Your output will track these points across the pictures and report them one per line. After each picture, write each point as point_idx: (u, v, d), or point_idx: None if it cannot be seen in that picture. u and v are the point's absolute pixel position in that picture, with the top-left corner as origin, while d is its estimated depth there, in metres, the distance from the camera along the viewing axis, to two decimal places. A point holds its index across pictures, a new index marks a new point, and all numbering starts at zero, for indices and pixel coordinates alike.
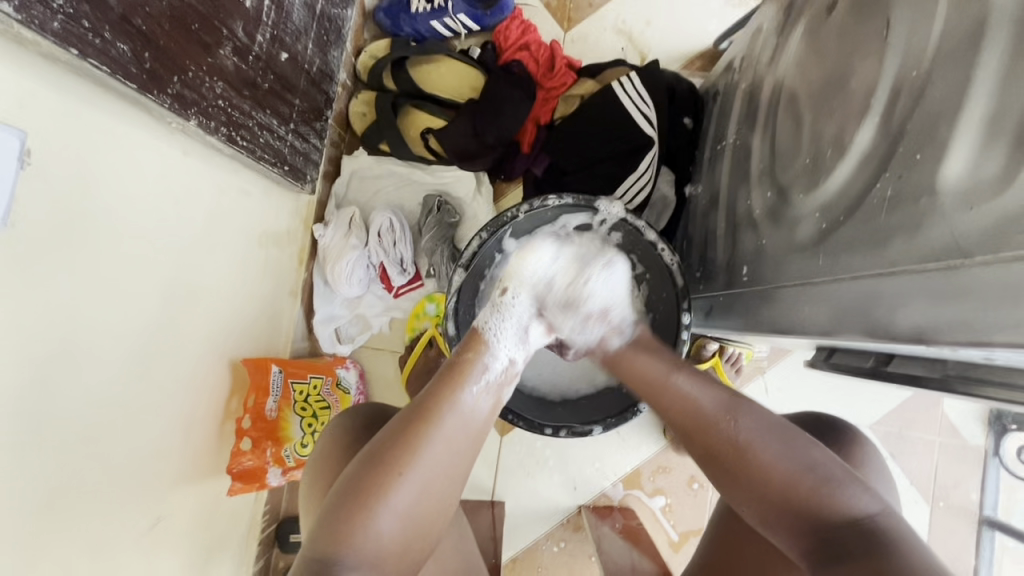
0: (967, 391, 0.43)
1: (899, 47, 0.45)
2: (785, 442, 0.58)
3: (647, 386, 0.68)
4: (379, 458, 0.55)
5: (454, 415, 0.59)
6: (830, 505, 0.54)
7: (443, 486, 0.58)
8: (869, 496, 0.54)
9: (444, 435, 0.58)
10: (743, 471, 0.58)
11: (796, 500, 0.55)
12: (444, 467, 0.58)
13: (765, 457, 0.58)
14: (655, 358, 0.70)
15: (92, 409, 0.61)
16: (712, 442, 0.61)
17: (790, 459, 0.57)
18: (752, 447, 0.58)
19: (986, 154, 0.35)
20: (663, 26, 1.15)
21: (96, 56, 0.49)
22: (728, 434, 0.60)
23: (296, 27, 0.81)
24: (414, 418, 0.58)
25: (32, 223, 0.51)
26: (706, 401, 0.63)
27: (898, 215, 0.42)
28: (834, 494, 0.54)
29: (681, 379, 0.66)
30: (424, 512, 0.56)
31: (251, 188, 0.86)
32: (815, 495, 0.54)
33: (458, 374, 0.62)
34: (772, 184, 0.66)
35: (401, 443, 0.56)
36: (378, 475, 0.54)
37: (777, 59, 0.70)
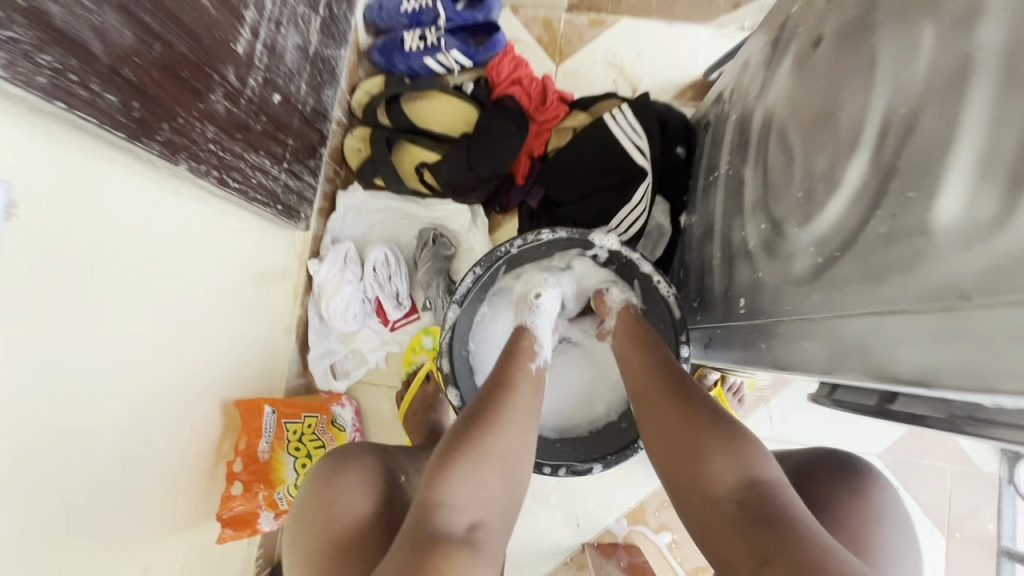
0: (979, 433, 0.41)
1: (887, 83, 0.45)
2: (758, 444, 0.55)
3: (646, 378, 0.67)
4: (471, 416, 0.60)
5: (524, 396, 0.65)
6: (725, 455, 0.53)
7: (522, 456, 0.60)
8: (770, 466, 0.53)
9: (520, 411, 0.62)
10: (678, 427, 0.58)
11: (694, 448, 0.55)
12: (523, 439, 0.61)
13: (729, 439, 0.55)
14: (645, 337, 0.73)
15: (73, 461, 0.59)
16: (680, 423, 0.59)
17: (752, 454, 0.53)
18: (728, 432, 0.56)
19: (981, 194, 0.34)
20: (653, 58, 1.16)
21: (84, 108, 0.48)
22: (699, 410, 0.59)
23: (289, 68, 0.82)
24: (496, 394, 0.63)
25: (19, 275, 0.50)
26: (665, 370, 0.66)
27: (895, 254, 0.41)
28: (739, 448, 0.54)
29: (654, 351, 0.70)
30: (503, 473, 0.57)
31: (245, 227, 0.86)
32: (706, 447, 0.55)
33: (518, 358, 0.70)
34: (766, 216, 0.65)
35: (488, 407, 0.61)
36: (475, 428, 0.58)
37: (767, 91, 0.71)
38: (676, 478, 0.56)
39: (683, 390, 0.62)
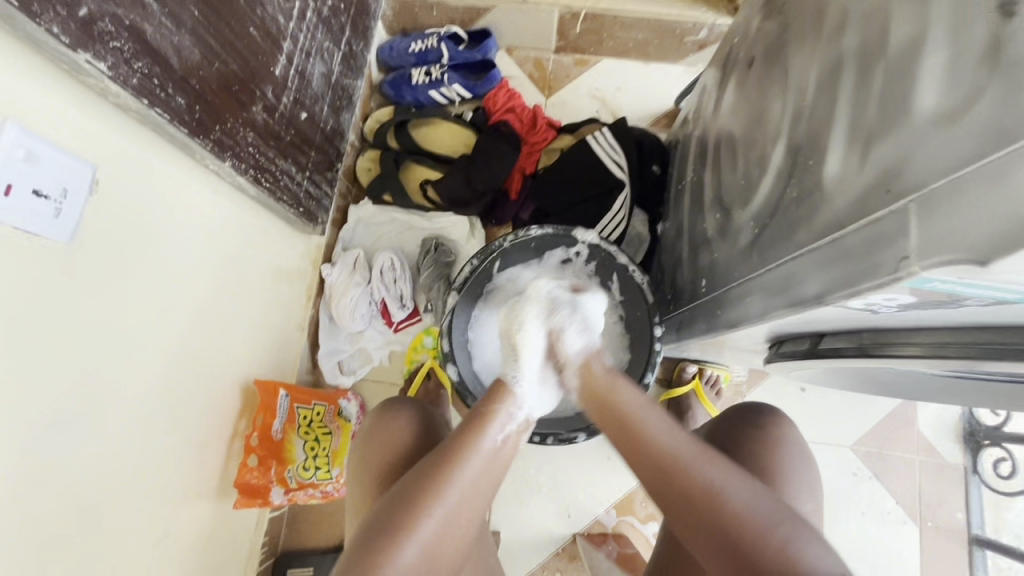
0: (879, 353, 0.52)
1: (794, 85, 0.58)
2: (697, 450, 0.62)
3: (598, 401, 0.71)
4: (406, 496, 0.60)
5: (477, 458, 0.64)
6: (681, 477, 0.61)
7: (471, 516, 0.64)
8: (715, 470, 0.60)
9: (465, 476, 0.63)
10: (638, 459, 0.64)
11: (658, 473, 0.62)
12: (471, 500, 0.63)
13: (687, 468, 0.61)
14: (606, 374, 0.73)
15: (114, 411, 0.68)
16: (635, 447, 0.65)
17: (706, 469, 0.60)
18: (677, 458, 0.62)
19: (848, 152, 0.46)
20: (632, 91, 1.32)
21: (160, 105, 0.62)
22: (649, 447, 0.64)
23: (315, 92, 0.96)
24: (436, 462, 0.63)
25: (89, 240, 0.61)
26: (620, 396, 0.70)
27: (800, 210, 0.52)
28: (682, 467, 0.61)
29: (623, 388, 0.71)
30: (450, 543, 0.61)
31: (269, 229, 0.98)
32: (666, 472, 0.62)
33: (480, 420, 0.68)
34: (719, 206, 0.77)
35: (430, 480, 0.61)
36: (411, 498, 0.60)
37: (718, 107, 0.84)
38: (651, 498, 0.63)
39: (627, 424, 0.68)
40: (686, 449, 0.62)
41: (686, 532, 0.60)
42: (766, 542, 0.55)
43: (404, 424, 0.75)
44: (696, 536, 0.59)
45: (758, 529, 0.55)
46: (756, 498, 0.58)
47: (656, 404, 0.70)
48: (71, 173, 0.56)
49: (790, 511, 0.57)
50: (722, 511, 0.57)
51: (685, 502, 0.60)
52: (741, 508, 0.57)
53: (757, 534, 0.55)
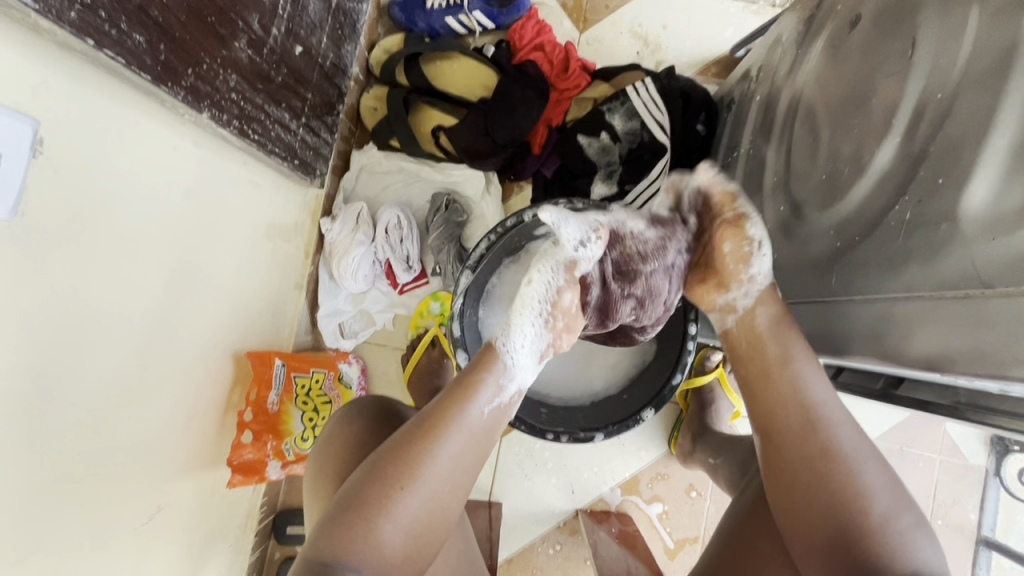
0: (975, 419, 0.43)
1: (924, 65, 0.45)
2: (845, 421, 0.56)
3: (751, 337, 0.62)
4: (380, 471, 0.54)
5: (459, 429, 0.58)
6: (841, 480, 0.53)
7: (460, 486, 0.58)
8: (875, 474, 0.53)
9: (450, 446, 0.57)
10: (798, 392, 0.58)
11: (818, 458, 0.54)
12: (454, 478, 0.57)
13: (817, 431, 0.56)
14: (796, 342, 0.60)
15: (95, 398, 0.61)
16: (783, 400, 0.58)
17: (838, 443, 0.55)
18: (812, 419, 0.56)
19: (1011, 183, 0.35)
20: (680, 30, 1.14)
21: (112, 46, 0.50)
22: (794, 407, 0.57)
23: (311, 20, 0.83)
24: (425, 427, 0.57)
25: (40, 213, 0.50)
26: (788, 341, 0.60)
27: (916, 240, 0.42)
28: (848, 468, 0.53)
29: (795, 354, 0.59)
30: (436, 517, 0.56)
31: (260, 180, 0.86)
32: (829, 462, 0.54)
33: (466, 391, 0.61)
34: (786, 197, 0.65)
35: (409, 451, 0.55)
36: (383, 476, 0.54)
37: (796, 71, 0.69)
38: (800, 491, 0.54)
39: (768, 372, 0.60)
40: (833, 417, 0.56)
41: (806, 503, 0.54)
42: (881, 527, 0.50)
43: (356, 427, 0.66)
44: (795, 504, 0.54)
45: (882, 515, 0.51)
46: (895, 487, 0.53)
47: (817, 359, 0.61)
48: (6, 133, 0.45)
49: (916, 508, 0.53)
50: (851, 487, 0.52)
51: (799, 476, 0.55)
52: (868, 491, 0.52)
53: (881, 515, 0.51)
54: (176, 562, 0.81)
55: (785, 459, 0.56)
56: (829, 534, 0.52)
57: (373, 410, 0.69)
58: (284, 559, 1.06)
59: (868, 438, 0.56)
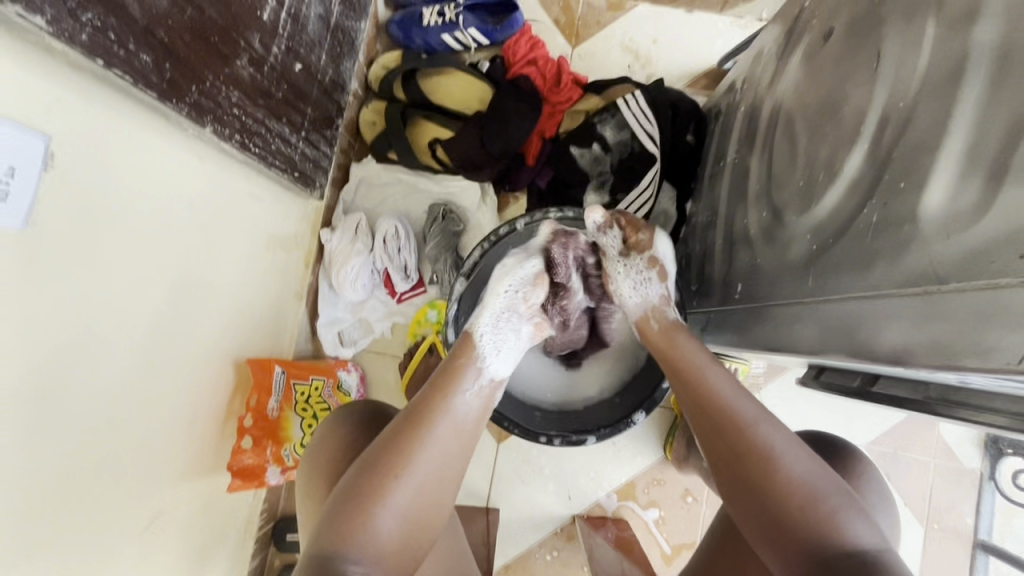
0: (947, 414, 0.44)
1: (888, 76, 0.47)
2: (760, 415, 0.60)
3: (658, 350, 0.69)
4: (373, 464, 0.56)
5: (447, 418, 0.60)
6: (770, 472, 0.56)
7: (451, 478, 0.60)
8: (799, 463, 0.56)
9: (440, 435, 0.59)
10: (710, 395, 0.63)
11: (743, 458, 0.58)
12: (445, 466, 0.59)
13: (742, 429, 0.59)
14: (693, 350, 0.67)
15: (100, 402, 0.63)
16: (700, 404, 0.63)
17: (768, 436, 0.58)
18: (738, 419, 0.60)
19: (965, 185, 0.37)
20: (670, 44, 1.17)
21: (121, 65, 0.53)
22: (716, 409, 0.61)
23: (311, 38, 0.87)
24: (415, 419, 0.59)
25: (51, 223, 0.53)
26: (683, 355, 0.67)
27: (882, 241, 0.44)
28: (773, 462, 0.56)
29: (692, 349, 0.67)
30: (430, 506, 0.58)
31: (261, 192, 0.89)
32: (754, 463, 0.57)
33: (450, 380, 0.63)
34: (768, 203, 0.67)
35: (401, 444, 0.57)
36: (376, 471, 0.55)
37: (777, 82, 0.72)
38: (733, 488, 0.58)
39: (688, 378, 0.66)
40: (750, 414, 0.60)
41: (740, 500, 0.58)
42: (816, 514, 0.53)
43: (345, 430, 0.68)
44: (739, 494, 0.58)
45: (804, 501, 0.54)
46: (817, 473, 0.56)
47: (718, 362, 0.66)
48: (20, 148, 0.47)
49: (848, 495, 0.54)
50: (771, 480, 0.55)
51: (736, 474, 0.58)
52: (797, 480, 0.55)
53: (805, 504, 0.53)
54: (175, 567, 0.82)
55: (722, 464, 0.60)
56: (767, 517, 0.55)
57: (360, 412, 0.71)
58: (283, 567, 1.07)
59: (787, 426, 0.59)
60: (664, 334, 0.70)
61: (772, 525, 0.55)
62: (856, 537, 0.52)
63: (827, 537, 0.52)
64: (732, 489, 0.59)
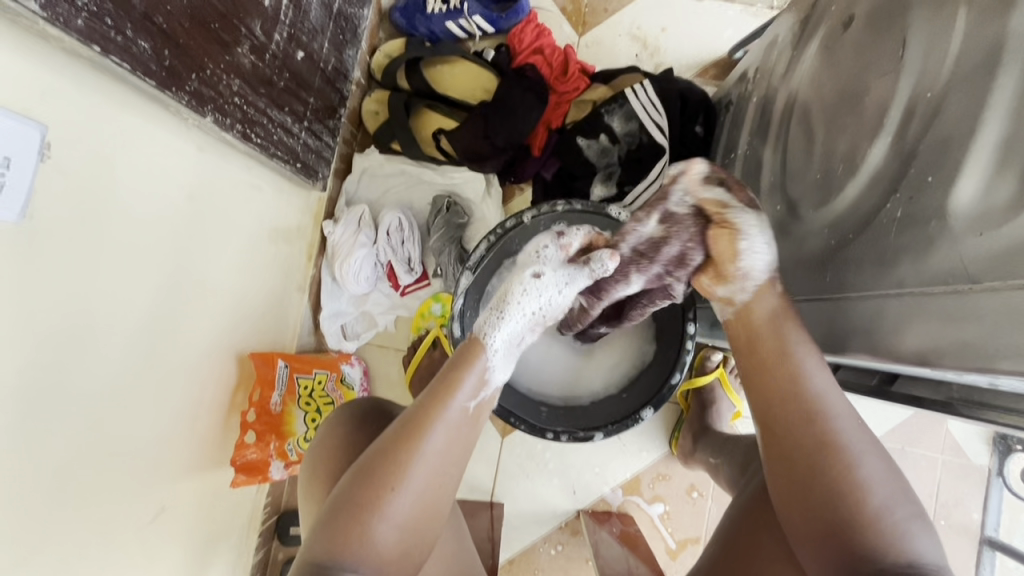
0: (967, 415, 0.43)
1: (914, 65, 0.45)
2: (846, 416, 0.53)
3: (740, 329, 0.59)
4: (367, 474, 0.54)
5: (442, 427, 0.58)
6: (839, 474, 0.50)
7: (449, 484, 0.58)
8: (876, 470, 0.50)
9: (436, 442, 0.57)
10: (789, 384, 0.54)
11: (811, 450, 0.52)
12: (442, 473, 0.57)
13: (814, 423, 0.52)
14: (792, 332, 0.56)
15: (102, 398, 0.62)
16: (775, 392, 0.55)
17: (849, 439, 0.51)
18: (812, 407, 0.53)
19: (999, 180, 0.36)
20: (679, 32, 1.15)
21: (118, 52, 0.52)
22: (801, 397, 0.54)
23: (313, 25, 0.85)
24: (409, 427, 0.57)
25: (47, 215, 0.51)
26: (776, 330, 0.56)
27: (907, 237, 0.42)
28: (844, 466, 0.50)
29: (788, 329, 0.56)
30: (428, 513, 0.56)
31: (263, 183, 0.87)
32: (824, 459, 0.51)
33: (447, 387, 0.60)
34: (782, 197, 0.65)
35: (395, 453, 0.55)
36: (369, 481, 0.54)
37: (792, 72, 0.70)
38: (792, 484, 0.52)
39: (767, 358, 0.56)
40: (839, 409, 0.53)
41: (794, 495, 0.52)
42: (877, 522, 0.48)
43: (345, 429, 0.67)
44: (794, 490, 0.52)
45: (874, 510, 0.49)
46: (893, 485, 0.50)
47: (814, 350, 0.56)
48: (14, 137, 0.46)
49: (918, 509, 0.50)
50: (839, 484, 0.50)
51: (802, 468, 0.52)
52: (870, 486, 0.50)
53: (874, 515, 0.49)
54: (179, 562, 0.82)
55: (784, 456, 0.53)
56: (820, 519, 0.50)
57: (361, 411, 0.70)
58: (287, 560, 1.06)
59: (869, 428, 0.53)
60: (747, 319, 0.59)
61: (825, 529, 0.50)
62: (919, 553, 0.47)
63: (884, 549, 0.47)
64: (791, 486, 0.53)
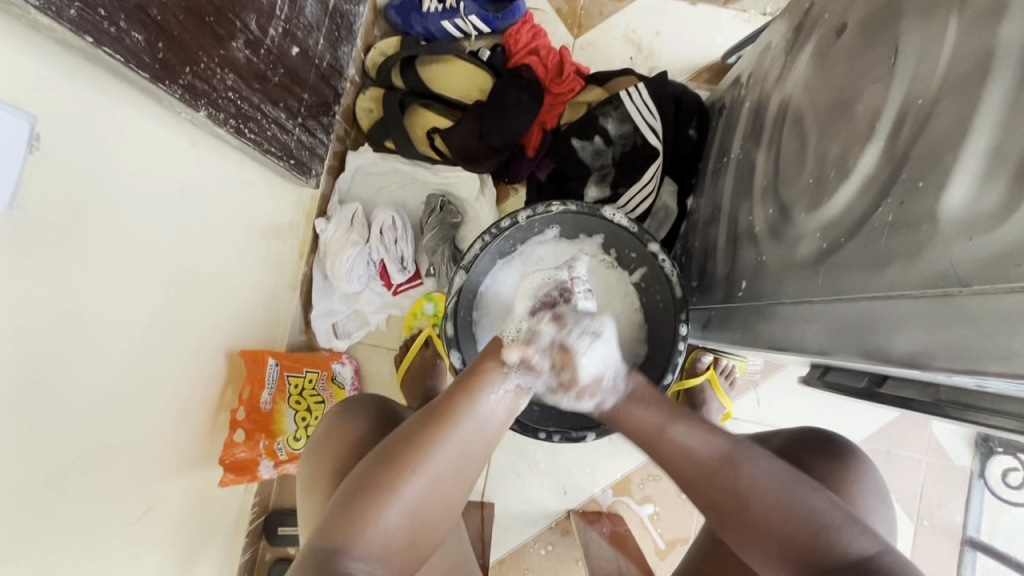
0: (958, 416, 0.44)
1: (906, 72, 0.46)
2: (729, 452, 0.59)
3: (633, 420, 0.64)
4: (385, 460, 0.55)
5: (469, 419, 0.58)
6: (752, 510, 0.55)
7: (465, 479, 0.58)
8: (773, 497, 0.55)
9: (462, 435, 0.57)
10: (679, 453, 0.61)
11: (722, 504, 0.57)
12: (463, 468, 0.57)
13: (717, 476, 0.58)
14: (651, 410, 0.63)
15: (88, 395, 0.61)
16: (671, 465, 0.61)
17: (738, 474, 0.57)
18: (708, 468, 0.59)
19: (988, 186, 0.36)
20: (673, 36, 1.16)
21: (111, 44, 0.51)
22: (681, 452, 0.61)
23: (309, 21, 0.84)
24: (434, 416, 0.57)
25: (35, 208, 0.50)
26: (642, 410, 0.64)
27: (899, 241, 0.43)
28: (755, 512, 0.55)
29: (646, 408, 0.63)
30: (441, 507, 0.57)
31: (255, 180, 0.86)
32: (738, 500, 0.56)
33: (475, 380, 0.60)
34: (775, 201, 0.66)
35: (417, 443, 0.55)
36: (388, 468, 0.54)
37: (785, 77, 0.71)
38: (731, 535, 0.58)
39: (650, 433, 0.63)
40: (714, 450, 0.59)
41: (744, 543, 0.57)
42: (799, 537, 0.53)
43: (358, 426, 0.66)
44: (733, 531, 0.57)
45: (796, 526, 0.53)
46: (800, 489, 0.55)
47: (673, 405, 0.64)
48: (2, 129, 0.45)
49: (844, 508, 0.54)
50: (754, 517, 0.55)
51: (719, 516, 0.58)
52: (772, 506, 0.55)
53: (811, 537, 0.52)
54: (165, 563, 0.80)
55: (714, 514, 0.58)
56: (764, 539, 0.55)
57: (377, 407, 0.70)
58: (275, 561, 1.05)
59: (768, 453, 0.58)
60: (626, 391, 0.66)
61: (773, 549, 0.54)
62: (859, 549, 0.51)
63: (826, 556, 0.51)
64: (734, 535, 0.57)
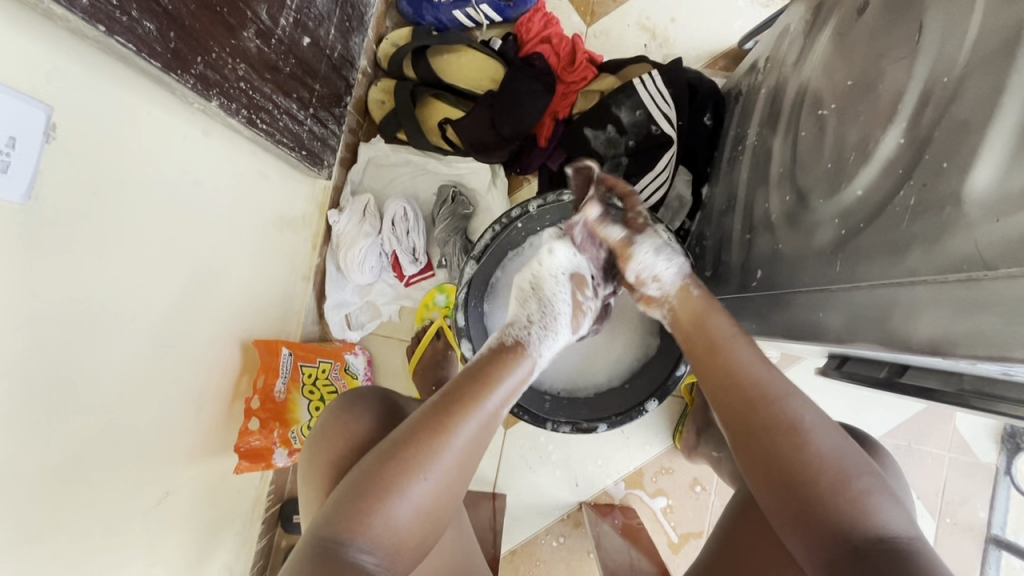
0: (980, 408, 0.43)
1: (931, 49, 0.44)
2: (786, 390, 0.57)
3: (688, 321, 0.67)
4: (394, 456, 0.54)
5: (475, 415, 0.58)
6: (792, 449, 0.54)
7: (466, 477, 0.58)
8: (820, 440, 0.54)
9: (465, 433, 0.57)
10: (730, 389, 0.60)
11: (763, 435, 0.56)
12: (465, 461, 0.57)
13: (758, 406, 0.57)
14: (723, 320, 0.64)
15: (107, 382, 0.62)
16: (718, 374, 0.61)
17: (789, 410, 0.56)
18: (758, 392, 0.58)
19: (1014, 166, 0.35)
20: (688, 23, 1.13)
21: (123, 33, 0.51)
22: (733, 382, 0.60)
23: (319, 12, 0.84)
24: (441, 415, 0.56)
25: (53, 197, 0.51)
26: (717, 326, 0.64)
27: (921, 225, 0.42)
28: (801, 439, 0.54)
29: (721, 320, 0.64)
30: (442, 505, 0.56)
31: (268, 171, 0.87)
32: (780, 430, 0.55)
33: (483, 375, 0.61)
34: (792, 187, 0.64)
35: (425, 441, 0.55)
36: (395, 465, 0.53)
37: (803, 61, 0.69)
38: (761, 478, 0.55)
39: (712, 360, 0.62)
40: (781, 387, 0.58)
41: (772, 497, 0.55)
42: (836, 495, 0.51)
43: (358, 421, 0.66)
44: (755, 462, 0.56)
45: (828, 481, 0.52)
46: (846, 452, 0.53)
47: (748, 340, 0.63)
48: (20, 118, 0.46)
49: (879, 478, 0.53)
50: (794, 454, 0.53)
51: (758, 449, 0.56)
52: (819, 456, 0.53)
53: (848, 498, 0.51)
54: (183, 546, 0.82)
55: (740, 442, 0.58)
56: (791, 505, 0.53)
57: (376, 405, 0.69)
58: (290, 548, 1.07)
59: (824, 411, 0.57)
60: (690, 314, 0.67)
61: (793, 513, 0.53)
62: (885, 521, 0.50)
63: (856, 526, 0.49)
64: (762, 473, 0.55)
